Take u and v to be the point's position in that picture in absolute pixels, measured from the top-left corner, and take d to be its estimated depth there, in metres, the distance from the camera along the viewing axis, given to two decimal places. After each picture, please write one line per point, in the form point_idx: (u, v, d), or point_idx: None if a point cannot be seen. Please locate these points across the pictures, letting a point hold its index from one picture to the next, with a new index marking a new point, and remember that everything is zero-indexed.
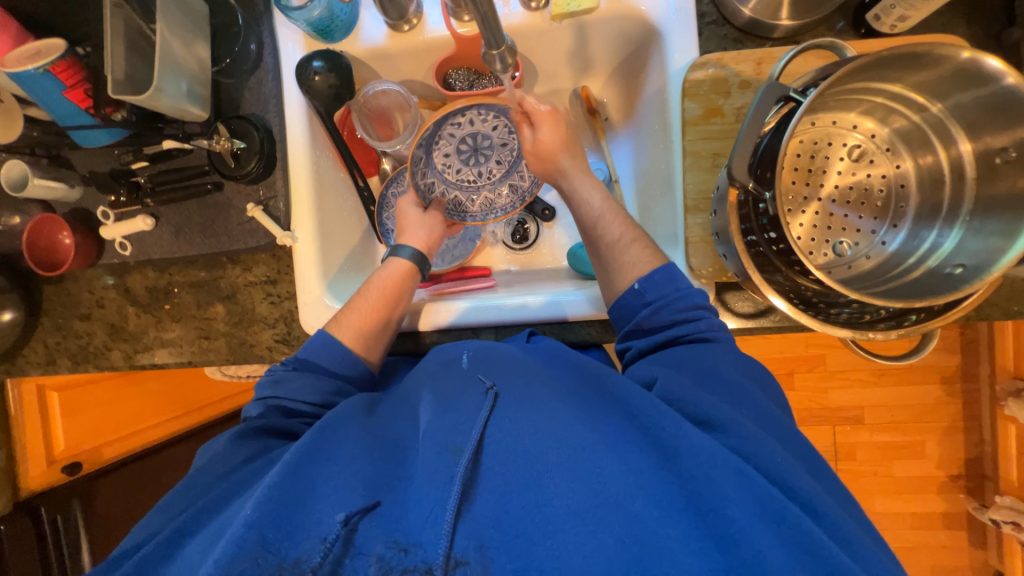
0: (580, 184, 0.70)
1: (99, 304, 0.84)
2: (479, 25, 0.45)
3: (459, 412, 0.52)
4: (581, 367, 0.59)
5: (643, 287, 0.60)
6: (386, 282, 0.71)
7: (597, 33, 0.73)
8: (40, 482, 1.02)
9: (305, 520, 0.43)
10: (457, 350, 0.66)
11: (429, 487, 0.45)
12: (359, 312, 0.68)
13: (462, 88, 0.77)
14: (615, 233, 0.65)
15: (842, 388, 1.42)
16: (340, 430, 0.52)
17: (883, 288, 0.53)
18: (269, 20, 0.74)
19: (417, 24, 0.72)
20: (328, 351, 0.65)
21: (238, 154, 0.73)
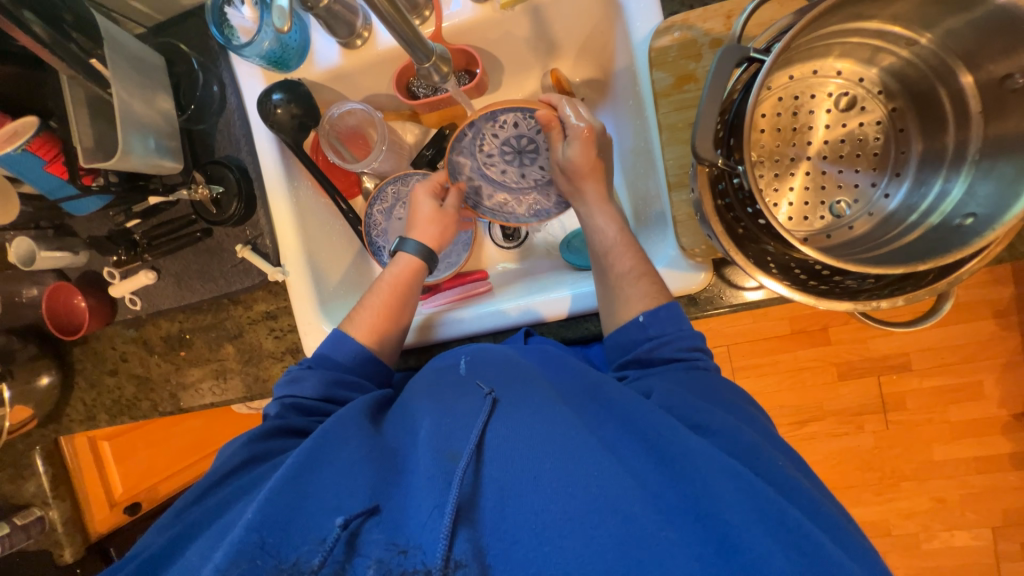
0: (596, 217, 0.68)
1: (124, 358, 0.88)
2: (402, 44, 0.48)
3: (458, 417, 0.51)
4: (577, 368, 0.58)
5: (647, 320, 0.59)
6: (396, 279, 0.72)
7: (555, 12, 0.68)
8: (106, 523, 1.08)
9: (303, 523, 0.44)
10: (454, 356, 0.65)
11: (428, 489, 0.45)
12: (372, 312, 0.70)
13: (425, 95, 0.74)
14: (627, 265, 0.63)
15: (883, 335, 1.34)
16: (340, 442, 0.52)
17: (889, 247, 0.48)
18: (226, 59, 0.74)
19: (369, 37, 0.70)
20: (350, 352, 0.67)
21: (218, 199, 0.74)
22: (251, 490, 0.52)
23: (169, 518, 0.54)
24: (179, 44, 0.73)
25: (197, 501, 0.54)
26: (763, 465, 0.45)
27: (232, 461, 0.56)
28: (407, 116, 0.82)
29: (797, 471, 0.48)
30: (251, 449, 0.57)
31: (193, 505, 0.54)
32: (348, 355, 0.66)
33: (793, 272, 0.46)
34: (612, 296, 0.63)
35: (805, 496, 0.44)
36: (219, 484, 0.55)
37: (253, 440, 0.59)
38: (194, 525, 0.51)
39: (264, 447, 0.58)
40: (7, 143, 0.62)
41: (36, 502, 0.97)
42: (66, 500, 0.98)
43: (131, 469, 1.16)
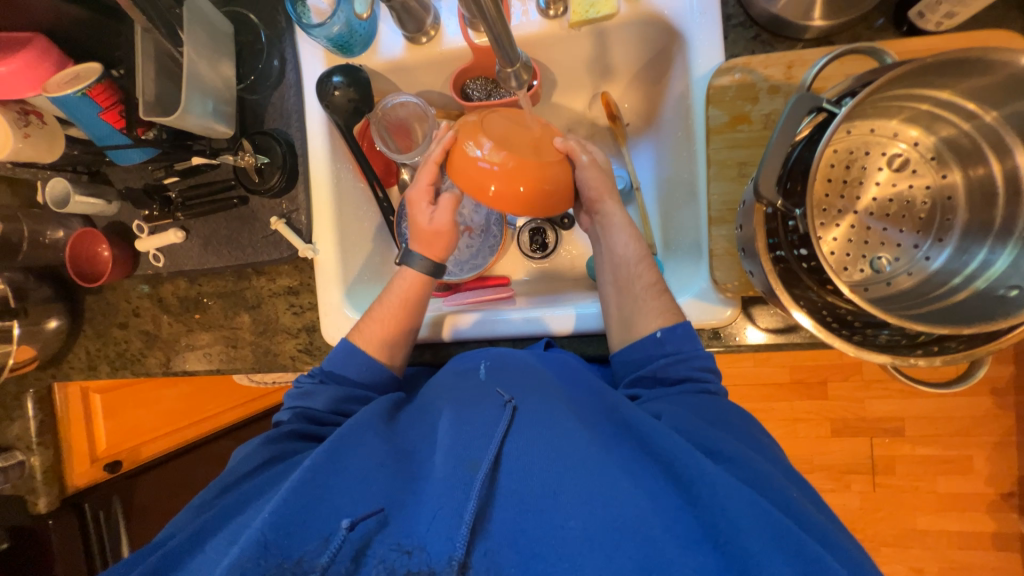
0: (616, 232, 0.70)
1: (136, 313, 0.88)
2: (491, 43, 0.47)
3: (475, 424, 0.51)
4: (591, 386, 0.58)
5: (663, 336, 0.60)
6: (398, 294, 0.71)
7: (618, 39, 0.71)
8: (85, 480, 1.05)
9: (315, 522, 0.44)
10: (473, 359, 0.64)
11: (443, 498, 0.45)
12: (373, 322, 0.69)
13: (479, 98, 0.75)
14: (651, 280, 0.66)
15: (882, 398, 1.35)
16: (358, 439, 0.52)
17: (928, 309, 0.49)
18: (292, 36, 0.75)
19: (435, 36, 0.72)
20: (358, 364, 0.67)
21: (262, 168, 0.74)
22: (269, 489, 0.53)
23: (189, 511, 0.55)
24: (248, 14, 0.75)
25: (216, 496, 0.55)
26: (777, 494, 0.45)
27: (246, 464, 0.57)
28: (454, 116, 0.83)
29: (809, 503, 0.48)
30: (267, 448, 0.59)
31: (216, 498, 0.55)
32: (358, 370, 0.67)
33: (823, 316, 0.46)
34: (630, 313, 0.64)
35: (814, 525, 0.44)
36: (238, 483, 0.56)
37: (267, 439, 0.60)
38: (211, 520, 0.50)
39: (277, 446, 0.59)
40: (67, 85, 0.63)
41: (18, 446, 0.96)
42: (49, 448, 0.98)
43: (117, 425, 1.13)
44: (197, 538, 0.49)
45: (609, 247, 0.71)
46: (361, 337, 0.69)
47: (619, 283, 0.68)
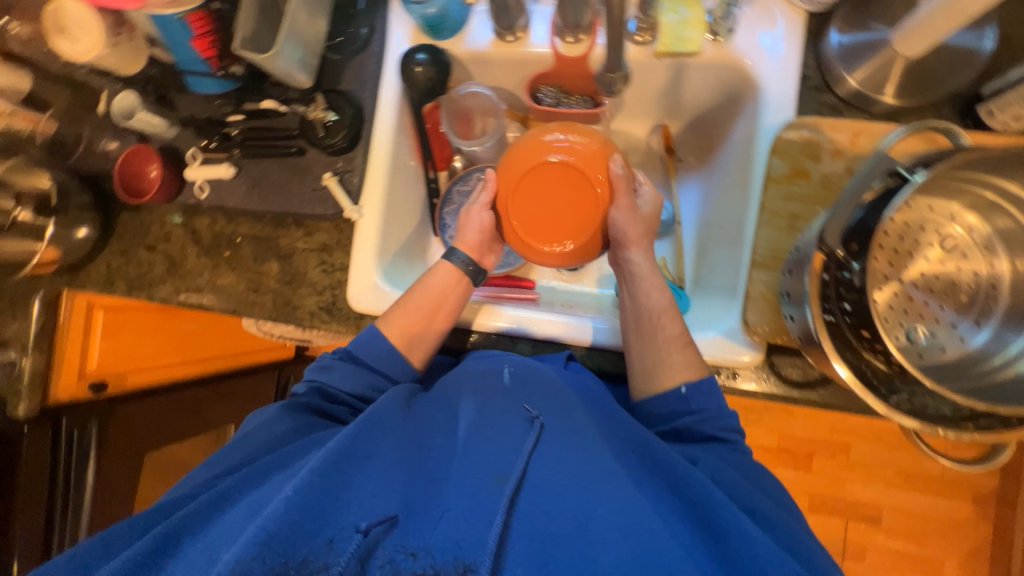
0: (641, 283, 0.71)
1: (166, 238, 0.87)
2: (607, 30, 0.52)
3: (497, 436, 0.53)
4: (618, 419, 0.60)
5: (688, 393, 0.62)
6: (434, 282, 0.73)
7: (693, 80, 0.74)
8: (69, 394, 1.03)
9: (337, 515, 0.45)
10: (497, 362, 0.66)
11: (468, 508, 0.46)
12: (403, 308, 0.71)
13: (549, 104, 0.77)
14: (674, 331, 0.66)
15: (864, 483, 1.35)
16: (381, 431, 0.54)
17: (959, 384, 0.50)
18: (385, 8, 0.78)
19: (521, 38, 0.74)
20: (377, 349, 0.69)
21: (329, 125, 0.76)
22: (288, 465, 0.54)
23: (200, 476, 0.57)
24: None
25: (228, 470, 0.57)
26: (808, 558, 0.49)
27: (274, 431, 0.61)
28: (518, 117, 0.86)
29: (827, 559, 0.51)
30: (286, 419, 0.62)
31: (233, 469, 0.57)
32: (373, 354, 0.69)
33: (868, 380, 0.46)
34: (653, 358, 0.65)
35: None
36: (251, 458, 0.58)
37: (282, 414, 0.63)
38: (239, 481, 0.53)
39: (291, 421, 0.62)
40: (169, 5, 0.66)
41: (14, 345, 0.96)
42: (43, 354, 0.97)
43: (114, 345, 1.12)
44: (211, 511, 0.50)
45: (632, 296, 0.71)
46: (387, 325, 0.71)
47: (637, 329, 0.68)
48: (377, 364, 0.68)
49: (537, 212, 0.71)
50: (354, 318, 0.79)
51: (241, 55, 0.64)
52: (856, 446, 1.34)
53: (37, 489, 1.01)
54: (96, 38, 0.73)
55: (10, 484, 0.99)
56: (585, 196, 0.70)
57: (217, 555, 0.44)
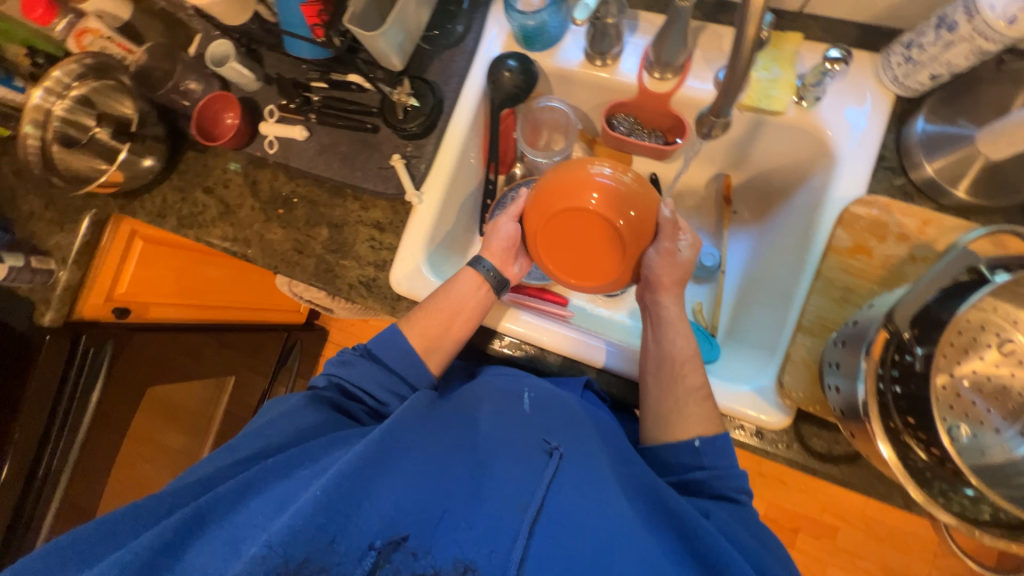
0: (668, 328, 0.70)
1: (224, 184, 0.90)
2: (721, 88, 0.52)
3: (515, 464, 0.57)
4: (631, 459, 0.63)
5: (702, 447, 0.62)
6: (455, 289, 0.73)
7: (768, 139, 0.75)
8: (93, 312, 1.05)
9: (358, 522, 0.47)
10: (517, 385, 0.70)
11: (487, 532, 0.50)
12: (425, 311, 0.72)
13: (622, 132, 0.81)
14: (695, 383, 0.66)
15: (844, 571, 1.32)
16: (409, 438, 0.56)
17: (1011, 490, 0.48)
18: (485, 11, 0.81)
19: (610, 65, 0.76)
20: (399, 348, 0.69)
21: (409, 110, 0.78)
22: (314, 460, 0.56)
23: (221, 461, 0.58)
24: None
25: (252, 457, 0.58)
26: None
27: (296, 423, 0.62)
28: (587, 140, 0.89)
29: None
30: (308, 412, 0.63)
31: (258, 458, 0.58)
32: (396, 354, 0.69)
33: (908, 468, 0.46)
34: (669, 409, 0.65)
35: None
36: (275, 447, 0.59)
37: (303, 405, 0.64)
38: (264, 470, 0.54)
39: (313, 414, 0.63)
40: None
41: (55, 256, 0.98)
42: (80, 269, 1.00)
43: (146, 276, 1.14)
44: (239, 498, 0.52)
45: (657, 341, 0.70)
46: (409, 326, 0.72)
47: (658, 372, 0.68)
48: (396, 366, 0.69)
49: (563, 243, 0.74)
50: (391, 298, 0.80)
51: (350, 29, 0.66)
52: (843, 532, 1.32)
53: (43, 402, 0.97)
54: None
55: (17, 390, 0.96)
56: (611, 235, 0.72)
57: (247, 543, 0.47)
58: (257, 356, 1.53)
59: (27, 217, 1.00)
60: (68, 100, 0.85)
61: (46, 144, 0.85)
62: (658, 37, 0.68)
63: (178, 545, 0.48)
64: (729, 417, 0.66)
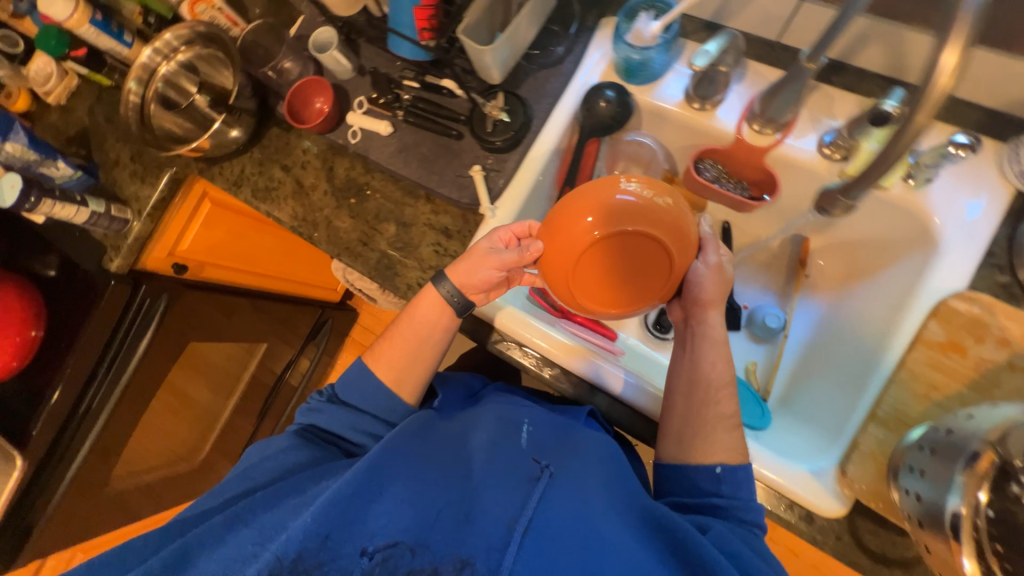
0: (709, 350, 0.68)
1: (303, 165, 0.91)
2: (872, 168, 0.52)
3: (501, 484, 0.62)
4: (623, 482, 0.66)
5: (723, 474, 0.61)
6: (415, 320, 0.75)
7: (864, 210, 0.72)
8: (155, 264, 1.10)
9: (353, 533, 0.55)
10: (518, 412, 0.75)
11: (478, 544, 0.55)
12: (390, 345, 0.76)
13: (708, 177, 0.77)
14: (727, 411, 0.66)
15: None
16: (404, 459, 0.63)
17: None
18: (588, 36, 0.80)
19: (709, 110, 0.74)
20: (366, 379, 0.75)
21: (498, 124, 0.79)
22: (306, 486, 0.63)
23: (208, 502, 0.64)
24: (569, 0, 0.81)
25: (242, 493, 0.65)
26: None
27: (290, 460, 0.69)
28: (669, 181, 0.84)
29: None
30: (300, 449, 0.70)
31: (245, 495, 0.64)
32: (360, 384, 0.75)
33: None
34: (693, 427, 0.65)
35: None
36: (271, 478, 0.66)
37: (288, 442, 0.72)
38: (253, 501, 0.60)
39: (301, 450, 0.71)
40: None
41: (132, 207, 1.02)
42: (152, 223, 1.03)
43: (207, 237, 1.18)
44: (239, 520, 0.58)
45: (694, 359, 0.69)
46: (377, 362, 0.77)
47: (692, 394, 0.67)
48: (363, 402, 0.74)
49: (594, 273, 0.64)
50: None
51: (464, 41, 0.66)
52: None
53: (95, 343, 1.01)
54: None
55: (75, 330, 1.01)
56: (641, 248, 0.63)
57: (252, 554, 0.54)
58: (288, 327, 1.59)
59: (111, 164, 1.04)
60: (175, 65, 0.89)
61: (145, 102, 0.89)
62: (770, 92, 0.66)
63: (183, 562, 0.54)
64: (764, 486, 0.64)
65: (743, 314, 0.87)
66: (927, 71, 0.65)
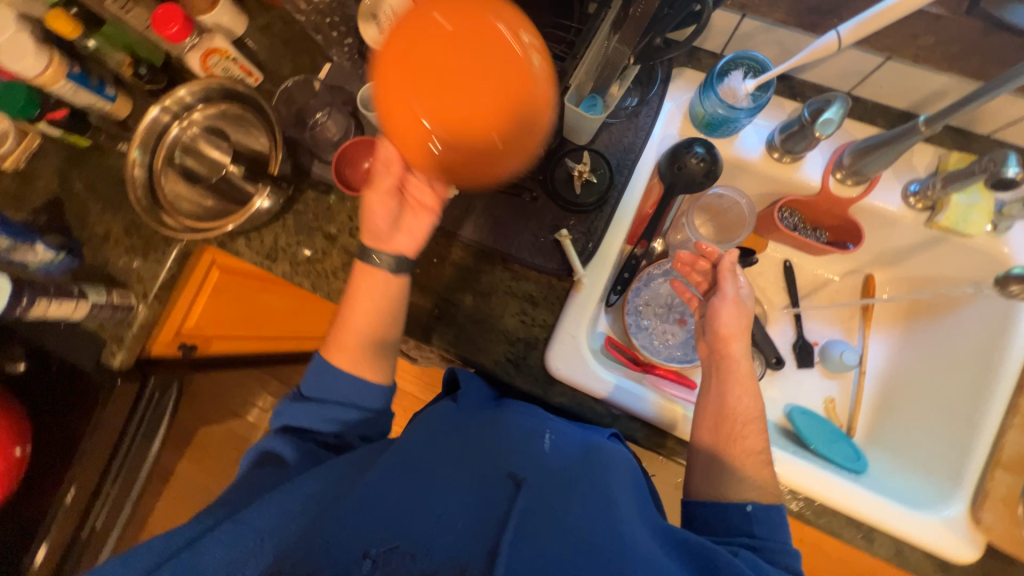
0: (734, 382, 0.66)
1: (351, 232, 0.81)
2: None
3: (526, 495, 0.50)
4: (648, 495, 0.58)
5: (753, 512, 0.57)
6: (369, 295, 0.67)
7: (945, 251, 0.75)
8: (160, 349, 0.94)
9: (332, 533, 0.47)
10: (541, 418, 0.62)
11: (475, 539, 0.46)
12: (342, 330, 0.67)
13: (788, 226, 0.79)
14: (755, 446, 0.62)
15: None
16: (403, 457, 0.55)
17: None
18: (661, 86, 0.77)
19: (794, 161, 0.74)
20: (326, 370, 0.65)
21: (585, 185, 0.74)
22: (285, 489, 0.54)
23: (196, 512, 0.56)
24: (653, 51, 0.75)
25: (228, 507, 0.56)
26: None
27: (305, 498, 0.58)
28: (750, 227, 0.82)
29: None
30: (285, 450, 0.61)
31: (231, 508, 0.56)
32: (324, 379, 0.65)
33: None
34: (720, 456, 0.62)
35: None
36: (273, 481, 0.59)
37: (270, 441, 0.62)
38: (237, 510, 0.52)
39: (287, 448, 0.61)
40: None
41: (133, 289, 0.85)
42: (161, 304, 0.86)
43: (216, 310, 1.01)
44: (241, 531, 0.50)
45: (718, 389, 0.66)
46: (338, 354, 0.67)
47: (720, 429, 0.64)
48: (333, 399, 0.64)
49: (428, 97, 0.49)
50: (543, 381, 0.74)
51: (570, 109, 0.66)
52: None
53: (101, 452, 0.86)
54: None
55: (74, 441, 0.85)
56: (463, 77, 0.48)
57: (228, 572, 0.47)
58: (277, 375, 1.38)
59: (99, 240, 0.86)
60: (193, 127, 0.78)
61: (153, 173, 0.76)
62: (868, 148, 0.68)
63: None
64: (897, 539, 0.66)
65: (815, 350, 0.87)
66: (998, 122, 0.69)
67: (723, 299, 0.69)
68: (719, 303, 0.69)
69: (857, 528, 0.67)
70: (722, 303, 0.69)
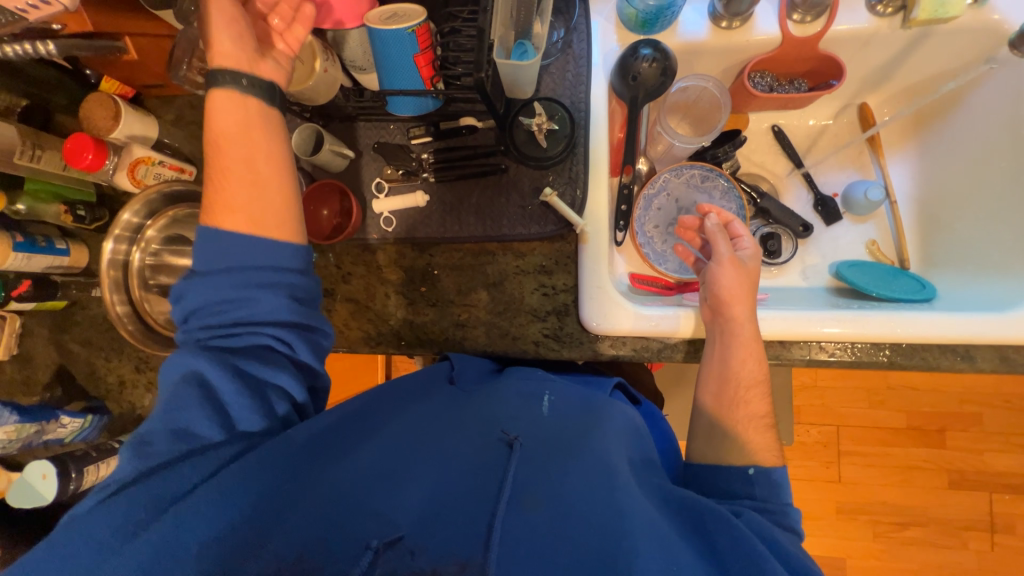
0: (734, 345, 0.62)
1: (345, 279, 0.76)
2: None
3: (530, 463, 0.50)
4: (643, 447, 0.59)
5: (755, 475, 0.56)
6: (236, 123, 0.55)
7: (931, 46, 0.70)
8: None
9: (300, 513, 0.45)
10: (536, 386, 0.63)
11: (468, 515, 0.45)
12: (220, 185, 0.54)
13: (764, 91, 0.75)
14: (759, 410, 0.62)
15: (1001, 452, 1.29)
16: (386, 431, 0.55)
17: None
18: (583, 7, 0.73)
19: (745, 23, 0.69)
20: (215, 243, 0.52)
21: (550, 136, 0.71)
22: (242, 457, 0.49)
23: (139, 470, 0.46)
24: None
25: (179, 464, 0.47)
26: None
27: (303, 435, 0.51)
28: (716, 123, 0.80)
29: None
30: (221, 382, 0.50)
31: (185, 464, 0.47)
32: (236, 286, 0.52)
33: None
34: (723, 423, 0.61)
35: None
36: (226, 435, 0.50)
37: (195, 364, 0.50)
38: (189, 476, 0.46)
39: (223, 382, 0.49)
40: (389, 21, 0.61)
41: None
42: None
43: None
44: (228, 501, 0.45)
45: (719, 356, 0.63)
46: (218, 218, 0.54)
47: (725, 395, 0.62)
48: (262, 317, 0.52)
49: None
50: (588, 343, 0.71)
51: (503, 65, 0.63)
52: (988, 415, 1.29)
53: None
54: (310, 66, 0.66)
55: None
56: None
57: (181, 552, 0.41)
58: None
59: (116, 389, 0.85)
60: (151, 245, 0.74)
61: (136, 302, 0.73)
62: None
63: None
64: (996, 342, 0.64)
65: (837, 201, 0.83)
66: None
67: (718, 261, 0.66)
68: (714, 269, 0.66)
69: (954, 352, 0.65)
70: (716, 267, 0.66)
